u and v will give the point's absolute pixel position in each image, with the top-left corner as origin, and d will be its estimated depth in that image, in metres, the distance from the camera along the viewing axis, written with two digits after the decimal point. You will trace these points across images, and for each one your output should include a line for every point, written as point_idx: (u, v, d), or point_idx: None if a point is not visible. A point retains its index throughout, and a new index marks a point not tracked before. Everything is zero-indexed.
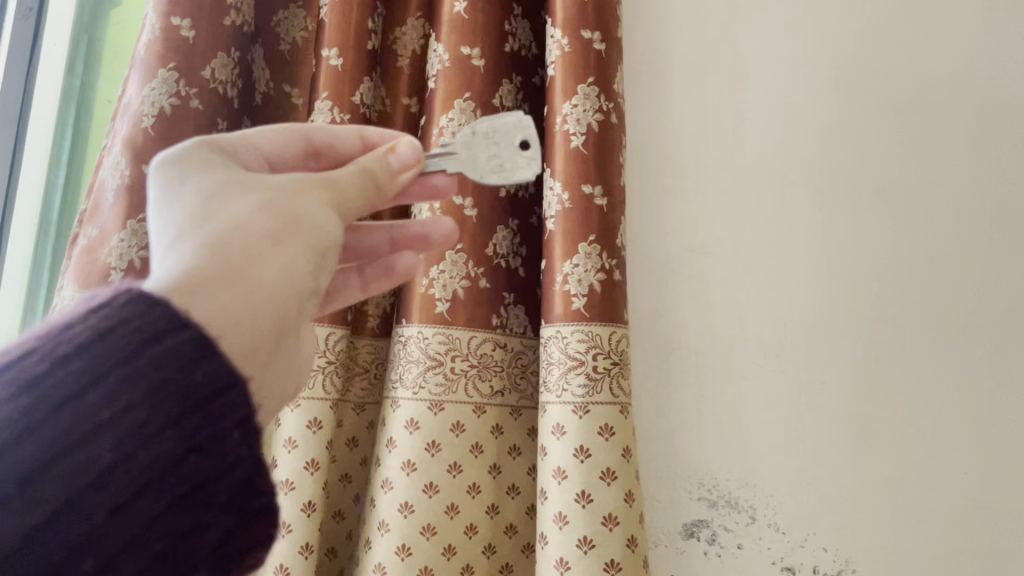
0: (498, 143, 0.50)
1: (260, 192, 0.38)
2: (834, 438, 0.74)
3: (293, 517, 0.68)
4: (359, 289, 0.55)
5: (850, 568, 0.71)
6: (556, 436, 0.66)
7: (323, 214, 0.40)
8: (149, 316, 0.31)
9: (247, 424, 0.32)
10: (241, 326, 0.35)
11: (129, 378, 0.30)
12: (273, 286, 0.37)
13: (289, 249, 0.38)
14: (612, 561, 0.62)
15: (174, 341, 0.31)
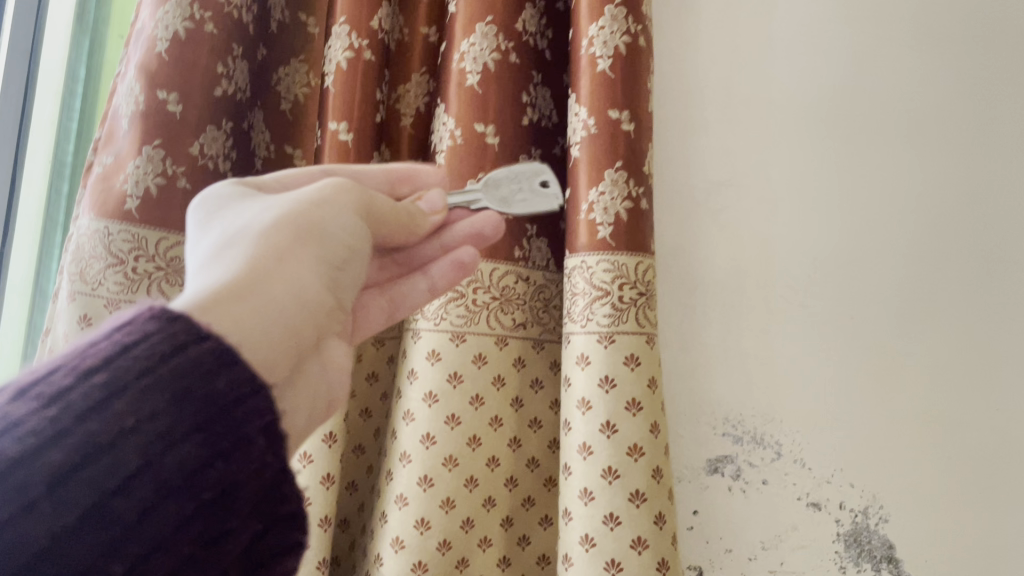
0: (520, 180, 0.52)
1: (275, 206, 0.41)
2: (860, 378, 0.73)
3: (314, 447, 0.67)
4: (425, 290, 0.56)
5: (878, 503, 0.70)
6: (580, 366, 0.65)
7: (335, 226, 0.43)
8: (171, 330, 0.30)
9: (273, 429, 0.32)
10: (266, 331, 0.36)
11: (152, 389, 0.28)
12: (293, 293, 0.39)
13: (304, 262, 0.40)
14: (636, 492, 0.62)
15: (198, 352, 0.30)
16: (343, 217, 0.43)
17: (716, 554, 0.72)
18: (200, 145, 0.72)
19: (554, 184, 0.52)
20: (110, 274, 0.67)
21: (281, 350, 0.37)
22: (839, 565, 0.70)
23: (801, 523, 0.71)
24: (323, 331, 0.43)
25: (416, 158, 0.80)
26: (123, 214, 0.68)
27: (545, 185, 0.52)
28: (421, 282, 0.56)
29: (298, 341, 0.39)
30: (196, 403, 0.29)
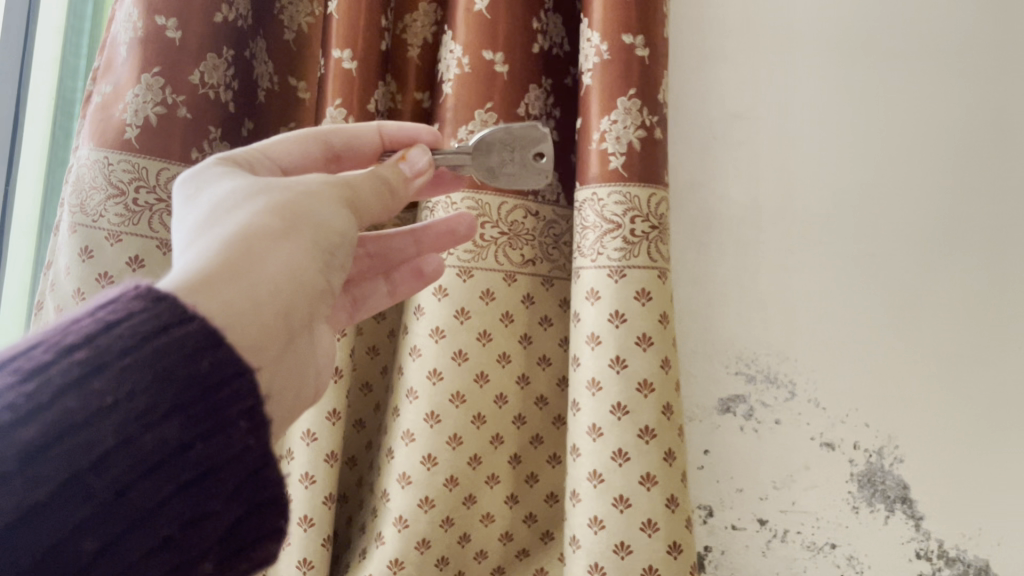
0: (512, 147, 0.54)
1: (268, 185, 0.37)
2: (881, 316, 0.71)
3: None
4: (387, 294, 0.55)
5: (893, 443, 0.69)
6: (590, 301, 0.64)
7: (332, 209, 0.39)
8: (155, 310, 0.29)
9: (255, 414, 0.30)
10: (249, 320, 0.33)
11: (132, 370, 0.27)
12: (281, 278, 0.35)
13: (295, 243, 0.36)
14: (646, 428, 0.62)
15: (182, 332, 0.29)
16: (338, 199, 0.39)
17: (728, 493, 0.71)
18: (201, 74, 0.69)
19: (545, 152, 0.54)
20: (110, 206, 0.66)
21: (276, 331, 0.35)
22: (851, 505, 0.69)
23: (813, 463, 0.70)
24: (316, 313, 0.39)
25: (423, 89, 0.79)
26: (122, 144, 0.66)
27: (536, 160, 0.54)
28: (383, 284, 0.55)
29: (293, 322, 0.36)
30: (176, 386, 0.28)
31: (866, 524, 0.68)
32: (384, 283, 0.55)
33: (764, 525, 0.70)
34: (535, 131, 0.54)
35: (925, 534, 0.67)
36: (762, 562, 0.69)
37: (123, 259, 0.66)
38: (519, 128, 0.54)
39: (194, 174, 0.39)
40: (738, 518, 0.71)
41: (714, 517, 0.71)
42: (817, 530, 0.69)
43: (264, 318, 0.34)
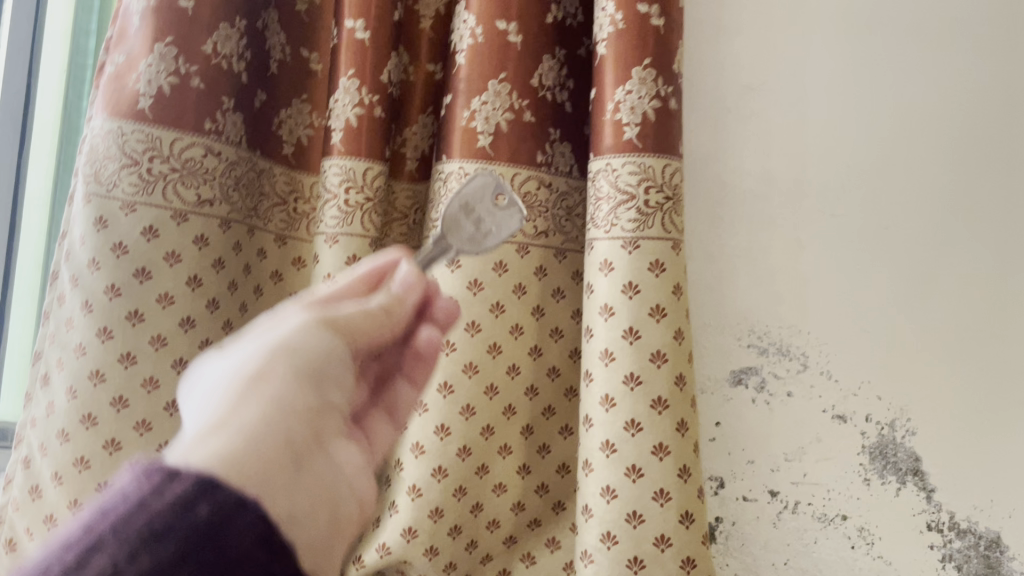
0: (474, 210, 0.56)
1: (264, 338, 0.40)
2: (896, 289, 0.71)
3: None
4: (413, 389, 0.56)
5: (905, 416, 0.69)
6: (603, 273, 0.64)
7: (313, 334, 0.41)
8: (142, 484, 0.30)
9: (270, 540, 0.31)
10: (247, 456, 0.34)
11: (127, 536, 0.28)
12: (272, 412, 0.37)
13: (283, 370, 0.38)
14: (658, 399, 0.62)
15: (174, 491, 0.30)
16: (321, 333, 0.41)
17: (739, 465, 0.72)
18: (214, 44, 0.70)
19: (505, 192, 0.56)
20: (124, 175, 0.66)
21: (279, 462, 0.35)
22: (863, 477, 0.69)
23: (825, 435, 0.70)
24: (321, 430, 0.40)
25: (435, 61, 0.79)
26: (136, 114, 0.66)
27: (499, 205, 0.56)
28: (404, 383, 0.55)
29: (295, 452, 0.37)
30: (179, 532, 0.29)
31: (878, 496, 0.68)
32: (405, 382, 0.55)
33: (775, 497, 0.70)
34: (486, 181, 0.56)
35: (936, 506, 0.67)
36: (773, 533, 0.70)
37: (140, 228, 0.66)
38: (467, 188, 0.56)
39: (198, 368, 0.42)
40: (749, 490, 0.71)
41: (725, 488, 0.72)
42: (828, 502, 0.69)
43: (264, 452, 0.35)
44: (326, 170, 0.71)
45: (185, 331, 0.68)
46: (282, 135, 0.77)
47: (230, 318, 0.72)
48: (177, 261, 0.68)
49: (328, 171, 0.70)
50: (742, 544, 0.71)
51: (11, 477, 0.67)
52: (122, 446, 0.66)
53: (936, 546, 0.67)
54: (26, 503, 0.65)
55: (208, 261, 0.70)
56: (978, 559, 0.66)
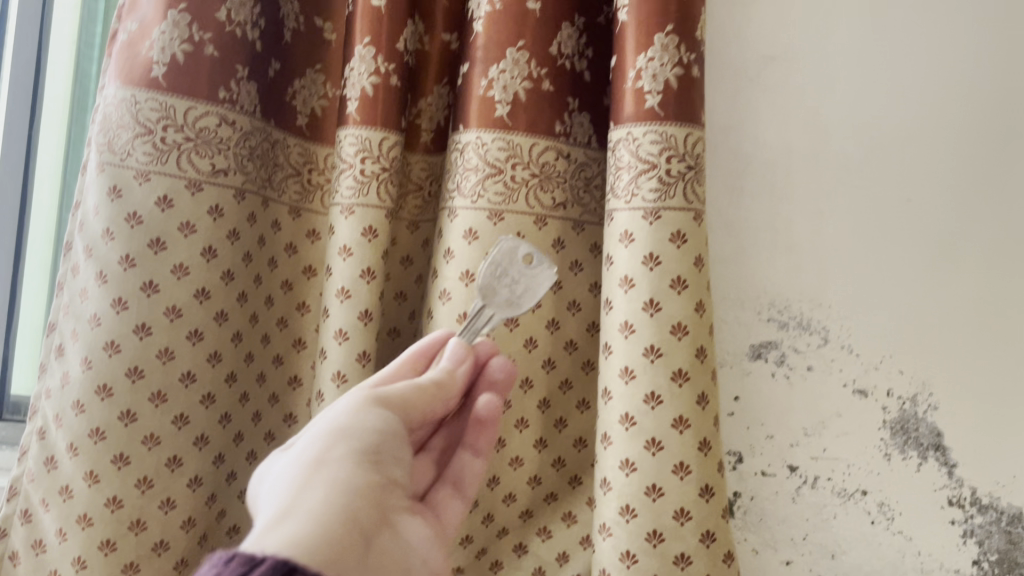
0: (506, 273, 0.59)
1: (324, 427, 0.45)
2: (918, 262, 0.69)
3: (348, 324, 0.67)
4: (475, 457, 0.58)
5: (927, 391, 0.68)
6: (624, 244, 0.63)
7: (364, 416, 0.46)
8: (229, 568, 0.33)
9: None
10: (321, 531, 0.37)
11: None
12: (338, 489, 0.41)
13: (342, 452, 0.43)
14: (679, 371, 0.62)
15: (261, 571, 0.33)
16: (376, 412, 0.47)
17: (758, 440, 0.71)
18: (228, 11, 0.68)
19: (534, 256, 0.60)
20: (138, 144, 0.65)
21: (351, 538, 0.39)
22: (883, 452, 0.68)
23: (846, 410, 0.69)
24: (389, 509, 0.44)
25: (450, 30, 0.77)
26: (150, 82, 0.66)
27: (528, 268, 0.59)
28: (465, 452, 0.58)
29: (365, 527, 0.40)
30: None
31: (899, 471, 0.68)
32: (467, 451, 0.58)
33: (794, 472, 0.70)
34: (512, 245, 0.60)
35: (958, 481, 0.66)
36: (792, 508, 0.70)
37: (154, 198, 0.66)
38: (496, 252, 0.59)
39: (271, 467, 0.46)
40: (768, 465, 0.71)
41: (744, 464, 0.71)
42: (848, 477, 0.69)
43: (335, 526, 0.38)
44: (342, 140, 0.70)
45: (200, 304, 0.68)
46: (297, 106, 0.77)
47: (245, 290, 0.72)
48: (191, 232, 0.67)
49: (344, 141, 0.70)
50: (761, 519, 0.71)
51: (26, 448, 0.67)
52: (138, 418, 0.65)
53: (957, 522, 0.66)
54: (42, 474, 0.65)
55: (223, 233, 0.69)
56: (1000, 535, 0.65)
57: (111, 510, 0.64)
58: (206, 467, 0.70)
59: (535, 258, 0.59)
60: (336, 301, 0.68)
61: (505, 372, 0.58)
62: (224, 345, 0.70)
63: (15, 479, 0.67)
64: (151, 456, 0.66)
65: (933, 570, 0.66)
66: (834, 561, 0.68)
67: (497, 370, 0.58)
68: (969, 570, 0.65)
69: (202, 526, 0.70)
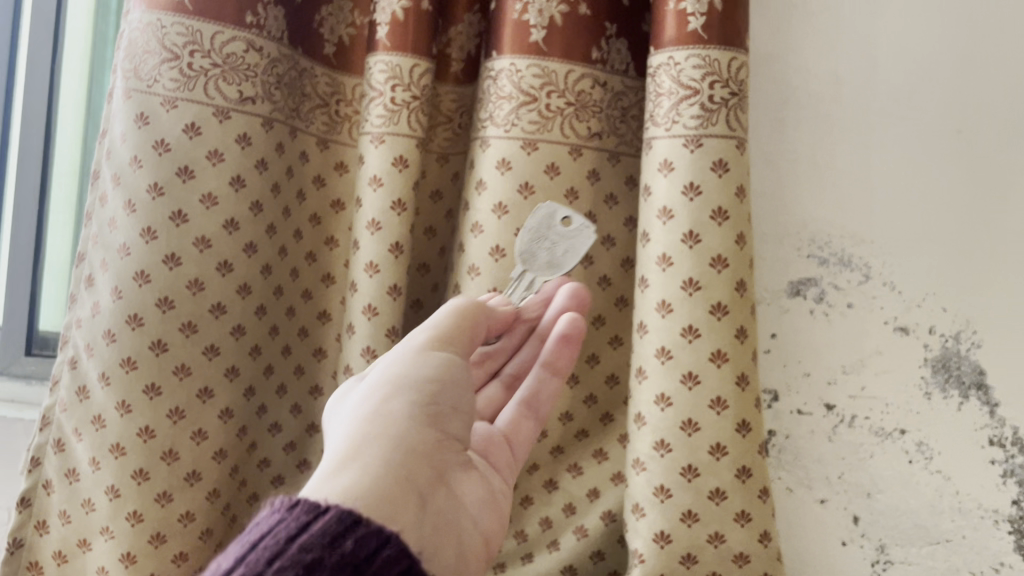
0: (546, 236, 0.58)
1: (386, 369, 0.44)
2: (966, 195, 0.67)
3: (379, 257, 0.66)
4: (552, 377, 0.57)
5: (971, 328, 0.66)
6: (663, 173, 0.61)
7: (426, 361, 0.45)
8: (290, 517, 0.34)
9: (413, 572, 0.34)
10: (374, 492, 0.37)
11: (285, 567, 0.31)
12: (393, 447, 0.40)
13: (403, 402, 0.42)
14: (718, 304, 0.60)
15: (322, 523, 0.33)
16: (437, 357, 0.45)
17: (794, 378, 0.70)
18: None
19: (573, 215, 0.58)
20: (165, 70, 0.65)
21: (406, 497, 0.38)
22: (924, 390, 0.67)
23: (885, 347, 0.68)
24: (445, 463, 0.43)
25: None
26: (176, 7, 0.65)
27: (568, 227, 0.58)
28: (542, 371, 0.57)
29: (420, 486, 0.40)
30: (332, 563, 0.32)
31: (939, 410, 0.66)
32: (544, 370, 0.57)
33: (831, 410, 0.69)
34: (549, 209, 0.59)
35: (1000, 421, 0.65)
36: (828, 447, 0.69)
37: (181, 126, 0.65)
38: (530, 220, 0.58)
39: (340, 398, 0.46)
40: (804, 403, 0.70)
41: (779, 401, 0.71)
42: (886, 416, 0.67)
43: (387, 487, 0.38)
44: (372, 68, 0.68)
45: (229, 235, 0.67)
46: (325, 34, 0.75)
47: (275, 222, 0.71)
48: (219, 161, 0.66)
49: (374, 68, 0.68)
50: (794, 458, 0.70)
51: (58, 378, 0.67)
52: (169, 348, 0.65)
53: (997, 461, 0.65)
54: (74, 403, 0.66)
55: (251, 162, 0.67)
56: None
57: (143, 440, 0.64)
58: (236, 400, 0.69)
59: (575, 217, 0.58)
60: (366, 233, 0.67)
61: (574, 298, 0.58)
62: (254, 278, 0.69)
63: (46, 408, 0.67)
64: (181, 388, 0.65)
65: (971, 510, 0.65)
66: (869, 500, 0.68)
67: (565, 297, 0.58)
68: (1008, 510, 0.64)
69: (234, 459, 0.70)
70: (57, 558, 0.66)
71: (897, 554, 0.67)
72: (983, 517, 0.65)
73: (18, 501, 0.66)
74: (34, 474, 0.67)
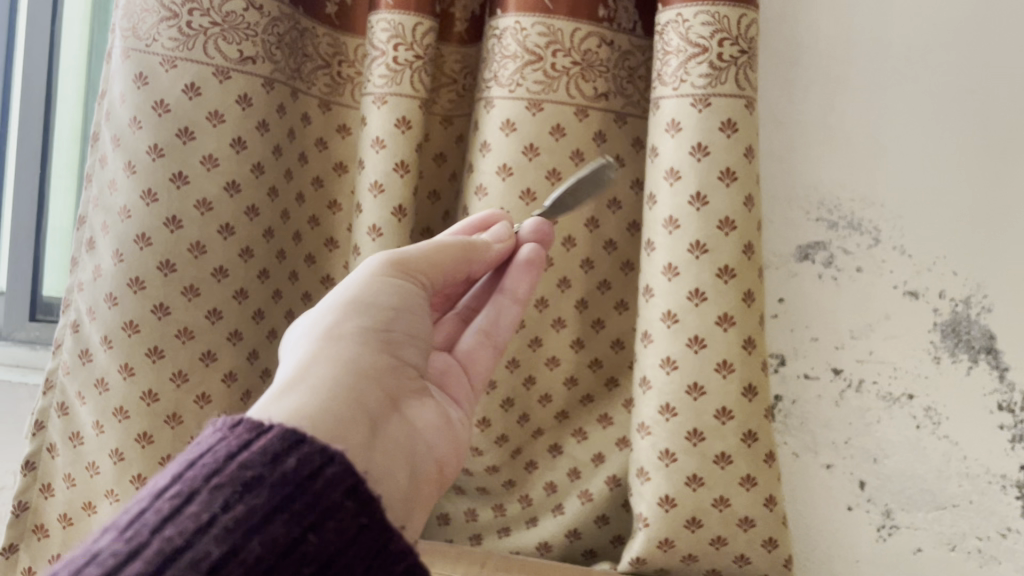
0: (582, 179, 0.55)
1: (335, 295, 0.44)
2: (979, 157, 0.66)
3: (382, 220, 0.66)
4: (512, 305, 0.56)
5: (982, 293, 0.65)
6: (670, 133, 0.60)
7: (381, 287, 0.45)
8: (231, 437, 0.33)
9: (358, 491, 0.33)
10: (321, 411, 0.37)
11: (221, 484, 0.30)
12: (341, 367, 0.40)
13: (352, 326, 0.42)
14: (725, 268, 0.59)
15: (262, 442, 0.32)
16: (388, 283, 0.45)
17: (802, 343, 0.70)
18: None
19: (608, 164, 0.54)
20: (163, 29, 0.64)
21: (355, 416, 0.38)
22: (933, 355, 0.66)
23: (894, 312, 0.67)
24: (399, 389, 0.43)
25: None
26: None
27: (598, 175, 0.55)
28: (503, 298, 0.56)
29: (371, 407, 0.40)
30: (271, 481, 0.31)
31: (947, 375, 0.66)
32: (504, 298, 0.56)
33: (838, 375, 0.69)
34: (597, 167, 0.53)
35: (1009, 385, 0.64)
36: (835, 412, 0.69)
37: (180, 86, 0.64)
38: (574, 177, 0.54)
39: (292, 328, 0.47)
40: (811, 368, 0.69)
41: (786, 366, 0.70)
42: (894, 381, 0.67)
43: (334, 405, 0.38)
44: (373, 26, 0.67)
45: (231, 197, 0.66)
46: None
47: (276, 185, 0.70)
48: (220, 122, 0.65)
49: (376, 27, 0.67)
50: (801, 423, 0.70)
51: (60, 342, 0.67)
52: (171, 312, 0.64)
53: (1005, 427, 0.64)
54: (76, 366, 0.65)
55: (252, 124, 0.66)
56: None
57: (147, 403, 0.64)
58: (240, 363, 0.69)
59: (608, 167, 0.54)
60: (368, 195, 0.66)
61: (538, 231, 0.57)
62: (256, 242, 0.68)
63: (49, 371, 0.67)
64: (184, 351, 0.65)
65: (978, 475, 0.65)
66: (876, 465, 0.67)
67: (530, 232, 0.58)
68: (1016, 475, 0.64)
69: None
70: (62, 521, 0.66)
71: (904, 519, 0.67)
72: (990, 482, 0.64)
73: (23, 464, 0.66)
74: (39, 437, 0.67)
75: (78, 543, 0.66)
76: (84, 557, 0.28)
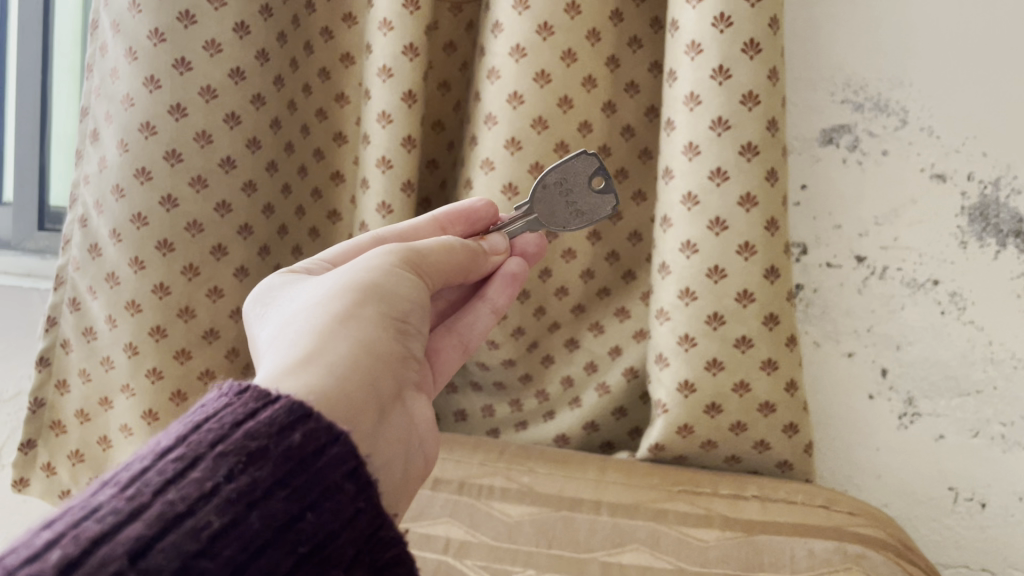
0: (572, 188, 0.52)
1: (349, 270, 0.41)
2: (1017, 32, 0.62)
3: (392, 106, 0.64)
4: (492, 314, 0.53)
5: (1012, 174, 0.63)
6: (691, 5, 0.57)
7: (397, 275, 0.42)
8: (239, 402, 0.30)
9: (359, 474, 0.30)
10: (333, 393, 0.34)
11: (226, 453, 0.28)
12: (356, 348, 0.37)
13: (369, 308, 0.39)
14: (748, 144, 0.57)
15: (270, 412, 0.30)
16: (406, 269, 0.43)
17: (824, 230, 0.68)
18: None
19: (609, 181, 0.52)
20: None
21: (365, 405, 0.36)
22: (959, 240, 0.65)
23: (921, 197, 0.65)
24: (403, 377, 0.41)
25: None
26: None
27: (591, 184, 0.52)
28: (485, 306, 0.53)
29: (379, 395, 0.38)
30: (275, 455, 0.28)
31: (974, 260, 0.65)
32: (486, 305, 0.53)
33: (861, 262, 0.68)
34: (609, 202, 0.52)
35: None
36: (857, 300, 0.68)
37: None
38: (591, 215, 0.53)
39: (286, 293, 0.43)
40: (834, 256, 0.68)
41: (808, 255, 0.69)
42: (919, 266, 0.66)
43: (347, 388, 0.35)
44: None
45: (235, 85, 0.63)
46: None
47: (282, 73, 0.67)
48: (222, 5, 0.62)
49: None
50: (823, 312, 0.69)
51: (68, 238, 0.66)
52: (180, 204, 0.63)
53: None
54: (87, 262, 0.65)
55: (254, 8, 0.63)
56: None
57: (159, 296, 0.64)
58: (252, 257, 0.68)
59: (608, 183, 0.52)
60: (378, 80, 0.64)
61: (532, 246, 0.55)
62: (263, 132, 0.66)
63: (59, 267, 0.66)
64: (195, 245, 0.64)
65: (1003, 359, 0.65)
66: (899, 352, 0.68)
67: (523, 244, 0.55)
68: None
69: None
70: (80, 417, 0.67)
71: (926, 406, 0.68)
72: (1015, 366, 0.65)
73: (38, 360, 0.66)
74: (52, 333, 0.66)
75: (97, 438, 0.67)
76: (81, 510, 0.25)
